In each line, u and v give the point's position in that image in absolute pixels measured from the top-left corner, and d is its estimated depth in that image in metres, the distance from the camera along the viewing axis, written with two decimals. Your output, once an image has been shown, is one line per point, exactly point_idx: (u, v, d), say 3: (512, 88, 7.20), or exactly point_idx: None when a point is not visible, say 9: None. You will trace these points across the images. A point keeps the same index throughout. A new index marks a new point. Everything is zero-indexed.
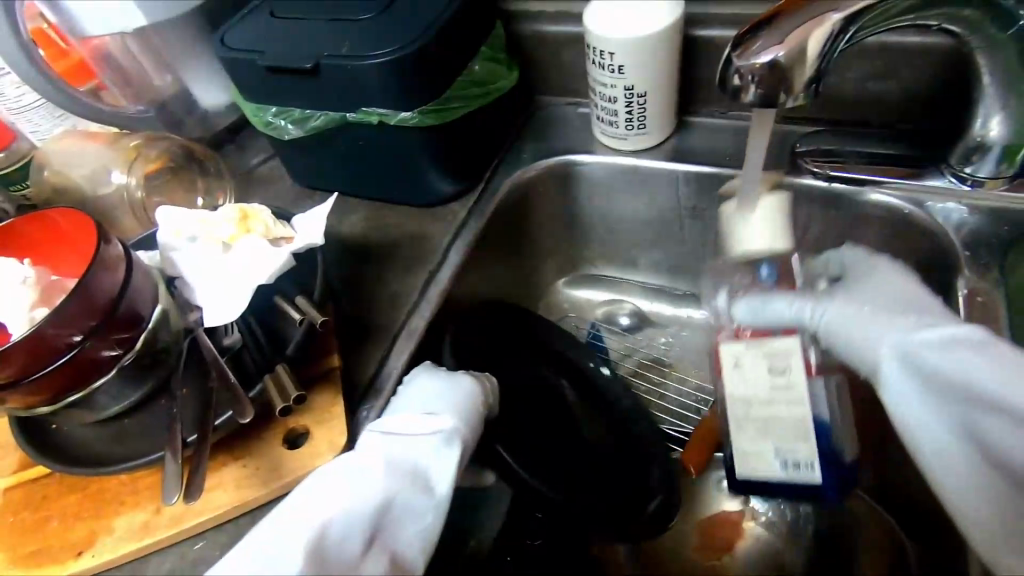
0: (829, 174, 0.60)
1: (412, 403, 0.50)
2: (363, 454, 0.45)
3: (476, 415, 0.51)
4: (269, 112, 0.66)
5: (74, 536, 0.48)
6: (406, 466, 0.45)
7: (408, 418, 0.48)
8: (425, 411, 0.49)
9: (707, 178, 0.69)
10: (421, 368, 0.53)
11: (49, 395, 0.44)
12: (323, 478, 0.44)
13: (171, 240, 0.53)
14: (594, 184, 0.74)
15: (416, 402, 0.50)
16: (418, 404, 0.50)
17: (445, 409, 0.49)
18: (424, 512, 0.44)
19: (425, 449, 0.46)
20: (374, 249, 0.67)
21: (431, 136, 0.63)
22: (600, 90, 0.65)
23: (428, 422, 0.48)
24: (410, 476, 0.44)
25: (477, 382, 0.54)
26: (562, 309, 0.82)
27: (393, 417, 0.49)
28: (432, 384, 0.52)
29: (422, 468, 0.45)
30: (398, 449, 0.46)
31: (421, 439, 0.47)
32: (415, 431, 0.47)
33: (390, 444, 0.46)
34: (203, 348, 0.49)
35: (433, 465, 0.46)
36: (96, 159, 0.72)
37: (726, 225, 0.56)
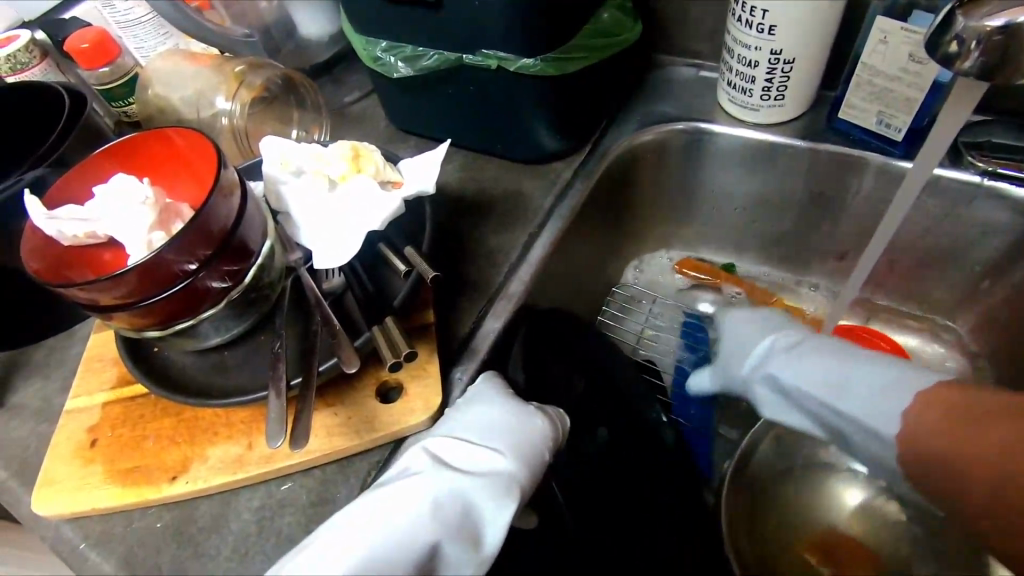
0: (995, 170, 0.53)
1: (475, 428, 0.44)
2: (412, 484, 0.40)
3: (543, 463, 0.44)
4: (378, 47, 0.62)
5: (168, 460, 0.48)
6: (453, 512, 0.40)
7: (461, 448, 0.43)
8: (488, 447, 0.43)
9: (844, 161, 0.61)
10: (490, 385, 0.47)
11: (159, 321, 0.43)
12: (366, 503, 0.40)
13: (279, 172, 0.51)
14: (711, 156, 0.68)
15: (479, 428, 0.44)
16: (483, 433, 0.44)
17: (511, 451, 0.43)
18: (462, 566, 0.39)
19: (480, 493, 0.41)
20: (472, 201, 0.64)
21: (550, 87, 0.58)
22: (739, 52, 0.59)
23: (491, 461, 0.42)
24: (456, 523, 0.39)
25: (552, 418, 0.47)
26: (632, 292, 0.74)
27: (452, 444, 0.43)
28: (505, 413, 0.45)
29: (471, 515, 0.40)
30: (452, 489, 0.40)
31: (480, 480, 0.41)
32: (474, 473, 0.42)
33: (443, 479, 0.41)
34: (307, 288, 0.48)
35: (484, 514, 0.40)
36: (199, 81, 0.71)
37: None
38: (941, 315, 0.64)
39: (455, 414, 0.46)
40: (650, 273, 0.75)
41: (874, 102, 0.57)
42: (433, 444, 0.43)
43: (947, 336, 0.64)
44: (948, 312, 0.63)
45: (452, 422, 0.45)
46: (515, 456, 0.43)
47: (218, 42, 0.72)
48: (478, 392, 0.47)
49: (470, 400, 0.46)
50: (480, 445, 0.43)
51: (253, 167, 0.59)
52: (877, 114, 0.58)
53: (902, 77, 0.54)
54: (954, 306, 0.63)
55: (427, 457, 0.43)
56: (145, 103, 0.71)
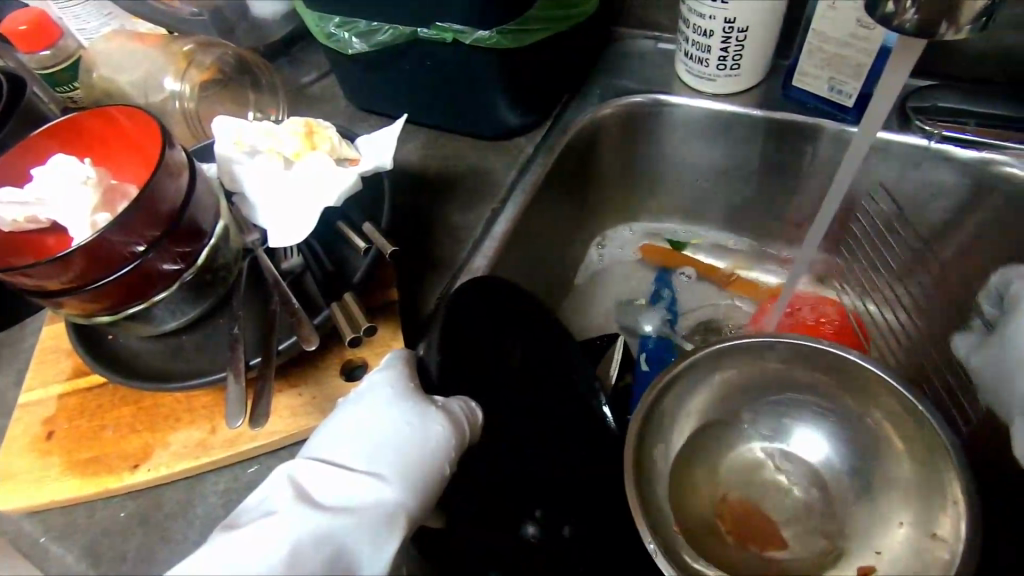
0: (941, 133, 0.55)
1: (355, 446, 0.39)
2: (272, 525, 0.36)
3: (437, 479, 0.39)
4: (332, 23, 0.61)
5: (130, 448, 0.47)
6: (322, 558, 0.35)
7: (338, 474, 0.38)
8: (367, 472, 0.38)
9: (799, 129, 0.63)
10: (380, 386, 0.41)
11: (108, 305, 0.42)
12: (217, 549, 0.35)
13: (231, 151, 0.50)
14: (672, 128, 0.68)
15: (359, 446, 0.39)
16: (362, 454, 0.39)
17: (393, 476, 0.38)
18: None
19: (353, 526, 0.36)
20: (435, 179, 0.63)
21: (508, 60, 0.58)
22: (694, 22, 0.59)
23: (369, 488, 0.37)
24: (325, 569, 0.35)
25: (454, 420, 0.41)
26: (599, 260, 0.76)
27: (323, 468, 0.38)
28: (391, 428, 0.39)
29: (344, 558, 0.36)
30: (319, 525, 0.36)
31: (353, 514, 0.37)
32: (348, 503, 0.37)
33: (305, 516, 0.36)
34: (265, 270, 0.47)
35: (362, 552, 0.36)
36: (147, 62, 0.68)
37: None
38: None
39: (336, 426, 0.41)
40: (613, 250, 0.76)
41: (825, 68, 0.58)
42: (305, 468, 0.39)
43: None
44: None
45: (336, 435, 0.40)
46: (395, 482, 0.38)
47: None
48: (367, 396, 0.41)
49: (352, 410, 0.41)
50: (356, 470, 0.38)
51: (205, 148, 0.57)
52: (828, 80, 0.59)
53: (852, 43, 0.55)
54: None
55: (298, 482, 0.38)
56: (90, 86, 0.69)
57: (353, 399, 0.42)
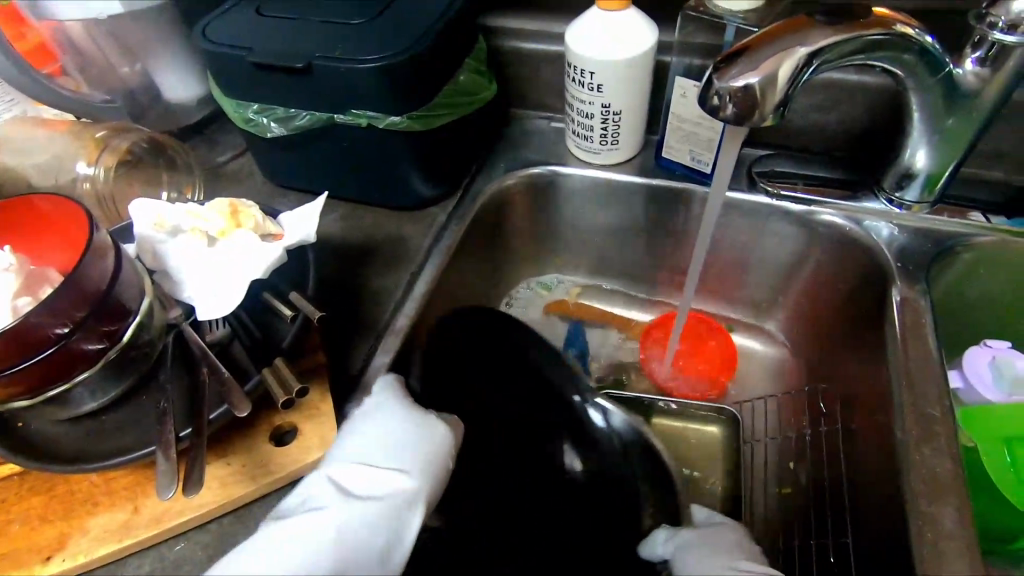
0: (779, 193, 0.67)
1: (381, 446, 0.46)
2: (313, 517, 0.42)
3: (444, 470, 0.47)
4: (250, 109, 0.65)
5: (41, 540, 0.45)
6: (359, 538, 0.42)
7: (367, 473, 0.44)
8: (399, 470, 0.45)
9: (672, 191, 0.74)
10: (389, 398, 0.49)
11: (28, 389, 0.42)
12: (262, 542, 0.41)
13: (156, 232, 0.52)
14: (569, 194, 0.77)
15: (386, 445, 0.46)
16: (394, 455, 0.46)
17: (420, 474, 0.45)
18: None
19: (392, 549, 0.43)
20: (356, 247, 0.68)
21: (418, 140, 0.64)
22: (578, 107, 0.69)
23: (396, 483, 0.44)
24: (363, 546, 0.42)
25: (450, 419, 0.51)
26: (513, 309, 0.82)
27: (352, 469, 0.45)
28: (413, 432, 0.47)
29: (376, 538, 0.42)
30: (360, 517, 0.42)
31: (383, 502, 0.43)
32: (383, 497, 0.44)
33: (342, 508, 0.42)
34: (191, 343, 0.48)
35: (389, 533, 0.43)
36: (51, 147, 0.68)
37: (781, 77, 0.44)
38: (766, 312, 0.77)
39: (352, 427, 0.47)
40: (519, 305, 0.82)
41: (685, 143, 0.70)
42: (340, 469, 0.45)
43: (772, 328, 0.78)
44: (769, 308, 0.77)
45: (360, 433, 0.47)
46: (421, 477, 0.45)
47: (74, 108, 0.71)
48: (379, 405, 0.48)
49: (372, 414, 0.48)
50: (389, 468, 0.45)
51: (124, 229, 0.58)
52: (690, 152, 0.70)
53: (704, 123, 0.67)
54: (772, 303, 0.77)
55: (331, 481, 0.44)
56: None
57: (368, 406, 0.48)
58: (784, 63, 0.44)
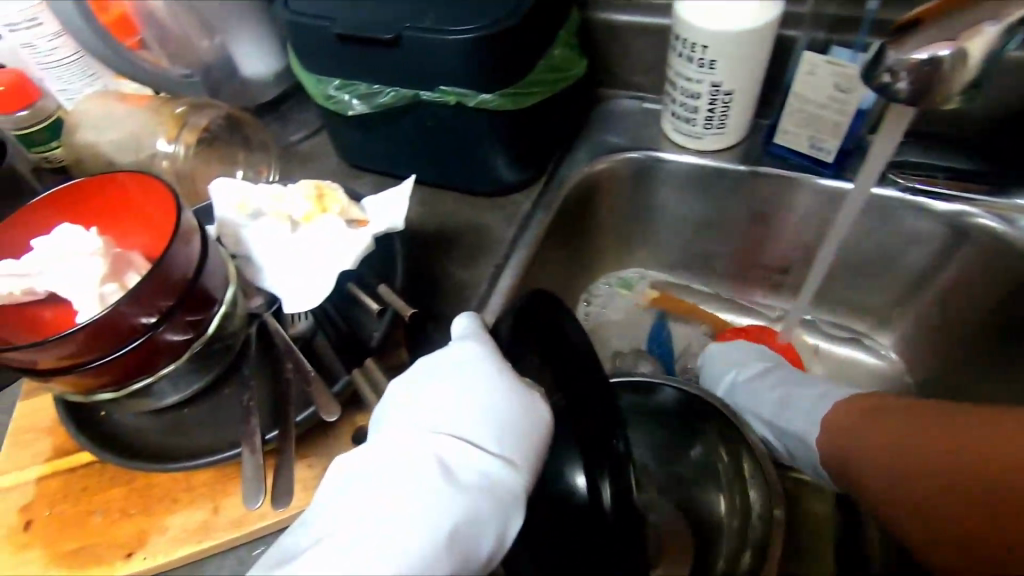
0: (916, 188, 0.59)
1: (475, 423, 0.38)
2: (398, 496, 0.36)
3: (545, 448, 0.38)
4: (331, 85, 0.61)
5: (123, 534, 0.43)
6: (451, 527, 0.35)
7: (454, 447, 0.37)
8: (499, 456, 0.37)
9: (782, 182, 0.66)
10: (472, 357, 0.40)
11: (113, 381, 0.40)
12: (344, 534, 0.35)
13: (239, 215, 0.49)
14: (664, 182, 0.70)
15: (481, 423, 0.38)
16: (493, 436, 0.37)
17: (524, 462, 0.37)
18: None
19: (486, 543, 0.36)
20: (436, 235, 0.64)
21: (508, 120, 0.59)
22: (683, 86, 0.62)
23: (490, 466, 0.37)
24: (455, 539, 0.35)
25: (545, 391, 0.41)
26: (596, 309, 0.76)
27: (434, 441, 0.38)
28: (511, 407, 0.38)
29: (470, 527, 0.35)
30: (456, 510, 0.35)
31: (473, 487, 0.36)
32: (481, 488, 0.36)
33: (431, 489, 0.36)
34: (276, 336, 0.45)
35: (485, 523, 0.36)
36: (131, 123, 0.67)
37: (969, 55, 0.36)
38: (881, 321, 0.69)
39: (440, 391, 0.40)
40: (597, 304, 0.76)
41: (805, 128, 0.62)
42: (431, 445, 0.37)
43: (888, 341, 0.70)
44: (886, 316, 0.69)
45: (439, 395, 0.40)
46: (524, 468, 0.37)
47: (154, 82, 0.69)
48: (465, 365, 0.40)
49: (462, 376, 0.40)
50: (486, 451, 0.37)
51: (206, 209, 0.55)
52: (809, 139, 0.63)
53: (831, 105, 0.59)
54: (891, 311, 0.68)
55: (422, 463, 0.36)
56: (72, 146, 0.67)
57: (458, 366, 0.40)
58: (976, 38, 0.36)
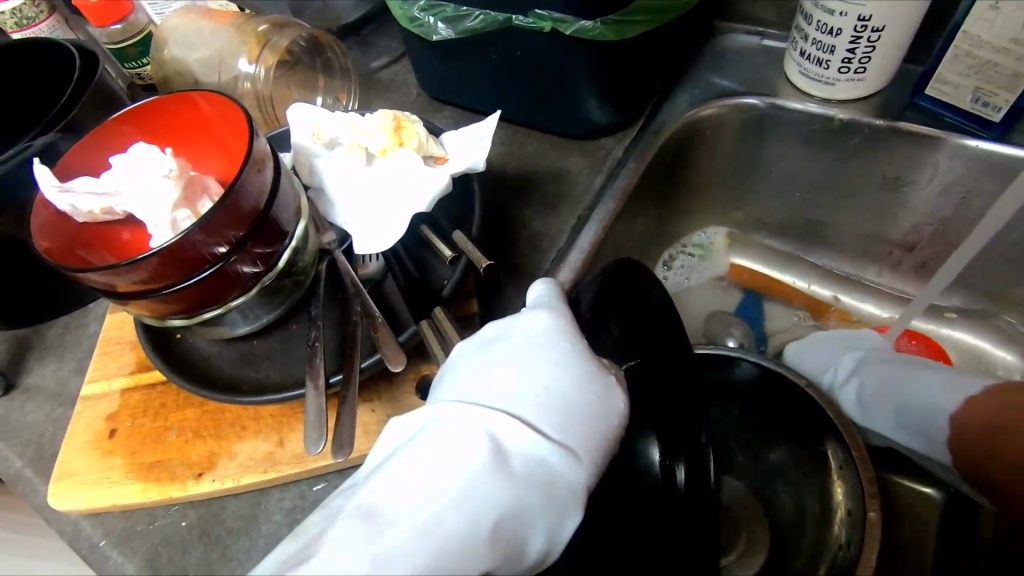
0: None
1: (533, 402, 0.34)
2: (445, 475, 0.31)
3: (612, 442, 0.34)
4: (417, 6, 0.56)
5: (194, 455, 0.45)
6: (501, 518, 0.31)
7: (511, 427, 0.33)
8: (559, 442, 0.33)
9: (925, 144, 0.56)
10: (541, 328, 0.37)
11: (185, 308, 0.39)
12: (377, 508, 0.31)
13: (313, 144, 0.47)
14: (780, 135, 0.62)
15: (538, 403, 0.34)
16: (553, 421, 0.33)
17: (585, 453, 0.33)
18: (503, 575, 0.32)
19: (535, 540, 0.32)
20: (516, 178, 0.59)
21: (608, 53, 0.52)
22: (820, 19, 0.52)
23: (550, 454, 0.32)
24: (503, 532, 0.31)
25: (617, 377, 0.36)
26: (684, 277, 0.70)
27: (490, 417, 0.33)
28: (580, 391, 0.34)
29: (520, 520, 0.31)
30: (504, 498, 0.31)
31: (528, 475, 0.32)
32: (535, 477, 0.32)
33: (482, 473, 0.31)
34: (344, 275, 0.43)
35: (536, 519, 0.32)
36: (216, 41, 0.65)
37: None
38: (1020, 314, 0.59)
39: (497, 362, 0.36)
40: (677, 273, 0.69)
41: (971, 77, 0.51)
42: (481, 421, 0.33)
43: None
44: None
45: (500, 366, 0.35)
46: (587, 460, 0.33)
47: None
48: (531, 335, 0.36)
49: (526, 350, 0.36)
50: (544, 434, 0.33)
51: (282, 135, 0.53)
52: (973, 91, 0.52)
53: (1013, 50, 0.48)
54: None
55: (470, 437, 0.32)
56: (160, 63, 0.66)
57: (520, 339, 0.36)
58: None
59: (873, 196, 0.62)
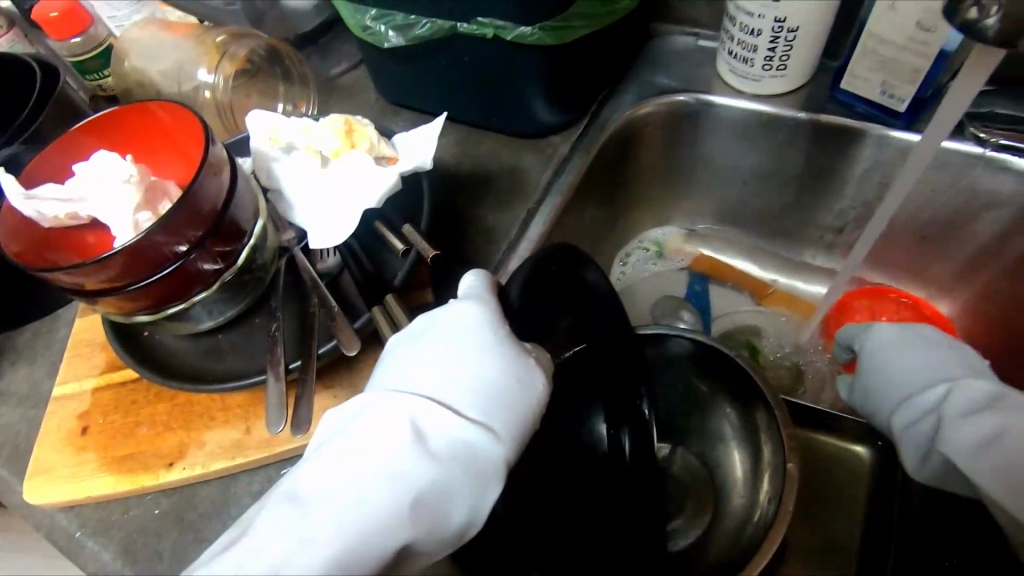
0: (997, 143, 0.53)
1: (457, 388, 0.37)
2: (372, 457, 0.34)
3: (533, 421, 0.37)
4: (368, 16, 0.59)
5: (165, 446, 0.47)
6: (423, 494, 0.34)
7: (436, 412, 0.36)
8: (480, 423, 0.36)
9: (841, 135, 0.61)
10: (469, 319, 0.40)
11: (150, 304, 0.42)
12: (314, 489, 0.34)
13: (269, 149, 0.50)
14: (715, 130, 0.66)
15: (461, 389, 0.37)
16: (475, 403, 0.36)
17: (505, 433, 0.36)
18: (430, 547, 0.35)
19: (458, 514, 0.35)
20: (469, 176, 0.62)
21: (548, 57, 0.56)
22: (742, 21, 0.57)
23: (471, 435, 0.35)
24: (426, 506, 0.34)
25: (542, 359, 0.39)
26: (637, 270, 0.74)
27: (416, 402, 0.36)
28: (499, 377, 0.37)
29: (443, 495, 0.34)
30: (426, 476, 0.34)
31: (450, 454, 0.35)
32: (458, 455, 0.35)
33: (407, 453, 0.34)
34: (303, 269, 0.46)
35: (458, 495, 0.35)
36: (176, 52, 0.67)
37: None
38: (938, 288, 0.64)
39: (428, 352, 0.39)
40: (634, 266, 0.74)
41: (878, 71, 0.56)
42: (411, 405, 0.36)
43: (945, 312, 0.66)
44: (947, 284, 0.64)
45: (429, 357, 0.38)
46: (506, 439, 0.36)
47: None
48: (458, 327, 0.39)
49: (453, 340, 0.39)
50: (466, 417, 0.36)
51: (241, 141, 0.56)
52: (880, 84, 0.57)
53: (910, 47, 0.53)
54: (951, 278, 0.63)
55: (398, 422, 0.35)
56: (121, 75, 0.68)
57: (450, 330, 0.39)
58: None
59: (802, 183, 0.67)
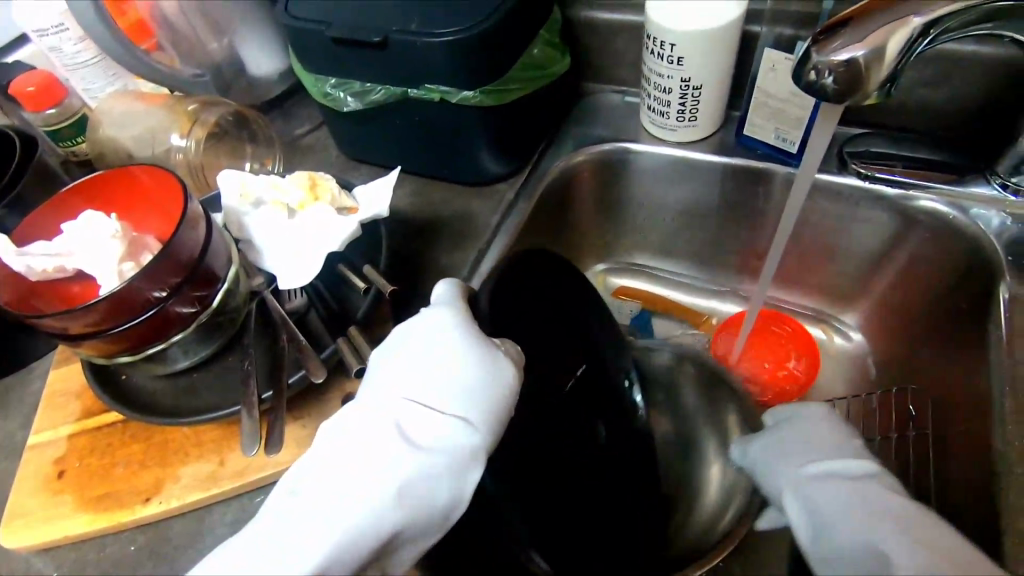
0: (873, 174, 0.62)
1: (435, 385, 0.42)
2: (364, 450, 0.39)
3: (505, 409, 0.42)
4: (328, 84, 0.66)
5: (142, 483, 0.50)
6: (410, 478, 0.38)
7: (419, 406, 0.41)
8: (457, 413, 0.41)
9: (748, 174, 0.70)
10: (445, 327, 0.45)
11: (132, 345, 0.45)
12: (310, 489, 0.38)
13: (240, 204, 0.55)
14: (642, 173, 0.75)
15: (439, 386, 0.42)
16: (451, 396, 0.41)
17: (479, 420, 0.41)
18: (422, 526, 0.38)
19: (445, 495, 0.39)
20: (423, 221, 0.69)
21: (489, 115, 0.63)
22: (655, 80, 0.66)
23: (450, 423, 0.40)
24: (414, 488, 0.38)
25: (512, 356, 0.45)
26: None
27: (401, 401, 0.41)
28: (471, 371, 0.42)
29: (428, 478, 0.39)
30: (412, 462, 0.39)
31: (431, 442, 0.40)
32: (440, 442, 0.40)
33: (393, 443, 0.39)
34: (272, 309, 0.51)
35: (442, 477, 0.39)
36: (148, 120, 0.73)
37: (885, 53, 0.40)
38: (844, 303, 0.73)
39: (410, 358, 0.44)
40: None
41: (771, 120, 0.66)
42: (394, 412, 0.41)
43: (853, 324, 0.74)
44: (850, 299, 0.72)
45: (412, 363, 0.44)
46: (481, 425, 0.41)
47: (169, 82, 0.75)
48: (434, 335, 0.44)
49: (431, 347, 0.44)
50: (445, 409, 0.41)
51: (213, 198, 0.61)
52: (775, 130, 0.66)
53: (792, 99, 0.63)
54: (853, 293, 0.71)
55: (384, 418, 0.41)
56: (95, 141, 0.73)
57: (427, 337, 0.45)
58: (895, 36, 0.40)
59: (722, 216, 0.75)
